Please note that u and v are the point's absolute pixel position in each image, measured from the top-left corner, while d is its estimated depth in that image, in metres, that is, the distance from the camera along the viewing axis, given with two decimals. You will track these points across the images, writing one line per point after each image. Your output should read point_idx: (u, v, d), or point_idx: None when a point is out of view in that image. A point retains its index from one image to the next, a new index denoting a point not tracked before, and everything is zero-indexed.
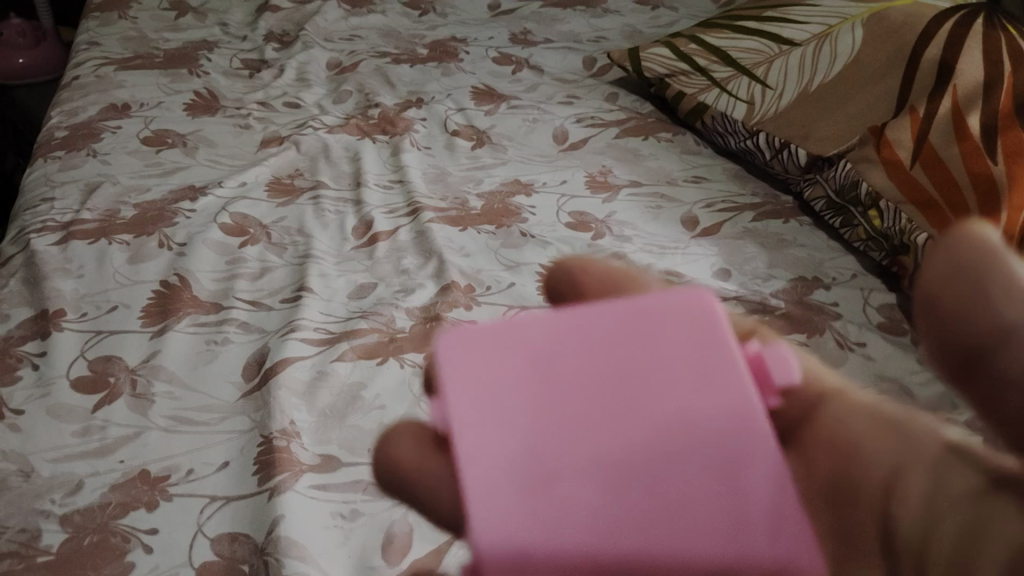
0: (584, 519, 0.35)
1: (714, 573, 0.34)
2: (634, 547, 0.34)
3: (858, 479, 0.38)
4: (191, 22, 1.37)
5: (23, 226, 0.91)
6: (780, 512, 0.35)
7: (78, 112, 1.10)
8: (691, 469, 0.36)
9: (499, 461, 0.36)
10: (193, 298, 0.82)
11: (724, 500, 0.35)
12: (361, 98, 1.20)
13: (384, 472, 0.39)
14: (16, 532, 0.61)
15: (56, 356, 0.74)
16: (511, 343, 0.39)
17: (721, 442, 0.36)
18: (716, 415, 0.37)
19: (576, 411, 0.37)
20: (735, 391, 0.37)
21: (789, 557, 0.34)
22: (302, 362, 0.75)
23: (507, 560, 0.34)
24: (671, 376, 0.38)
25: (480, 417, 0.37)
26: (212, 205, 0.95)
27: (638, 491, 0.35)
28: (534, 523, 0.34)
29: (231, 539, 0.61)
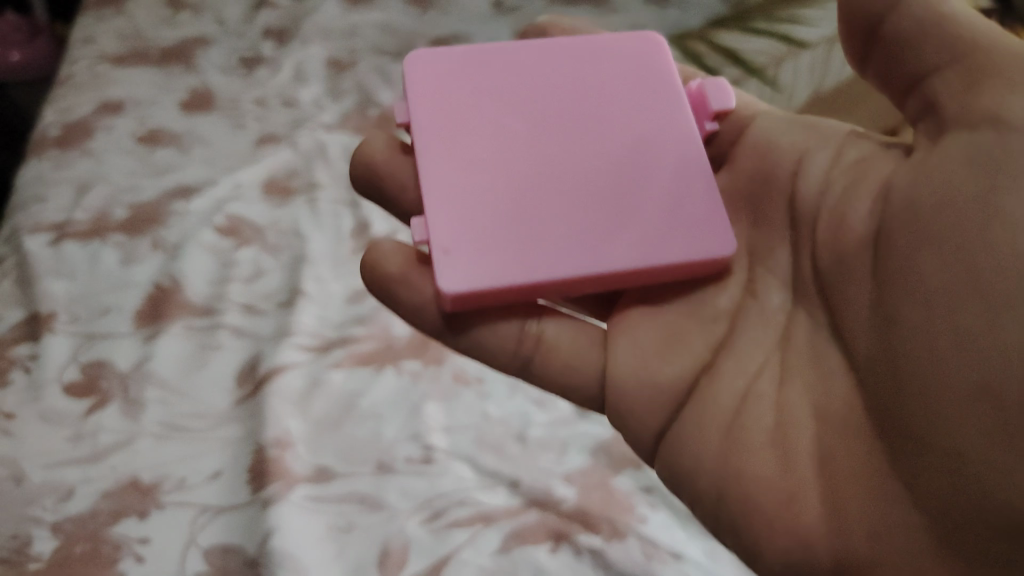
0: (511, 168, 0.55)
1: (617, 196, 0.54)
2: (557, 182, 0.55)
3: (774, 170, 0.57)
4: (184, 13, 1.30)
5: (16, 227, 0.89)
6: (684, 166, 0.56)
7: (72, 110, 1.09)
8: (596, 142, 0.56)
9: (450, 125, 0.57)
10: (184, 302, 0.79)
11: (624, 160, 0.56)
12: (361, 96, 1.17)
13: (362, 167, 0.65)
14: (8, 538, 0.63)
15: (48, 359, 0.74)
16: (475, 62, 0.59)
17: (628, 136, 0.57)
18: (631, 131, 0.57)
19: (519, 107, 0.57)
20: (654, 106, 0.58)
21: (668, 209, 0.54)
22: (296, 369, 0.73)
23: (449, 188, 0.54)
24: (606, 95, 0.58)
25: (442, 119, 0.57)
26: (207, 206, 0.90)
27: (558, 153, 0.56)
28: (473, 169, 0.55)
29: (224, 550, 0.62)
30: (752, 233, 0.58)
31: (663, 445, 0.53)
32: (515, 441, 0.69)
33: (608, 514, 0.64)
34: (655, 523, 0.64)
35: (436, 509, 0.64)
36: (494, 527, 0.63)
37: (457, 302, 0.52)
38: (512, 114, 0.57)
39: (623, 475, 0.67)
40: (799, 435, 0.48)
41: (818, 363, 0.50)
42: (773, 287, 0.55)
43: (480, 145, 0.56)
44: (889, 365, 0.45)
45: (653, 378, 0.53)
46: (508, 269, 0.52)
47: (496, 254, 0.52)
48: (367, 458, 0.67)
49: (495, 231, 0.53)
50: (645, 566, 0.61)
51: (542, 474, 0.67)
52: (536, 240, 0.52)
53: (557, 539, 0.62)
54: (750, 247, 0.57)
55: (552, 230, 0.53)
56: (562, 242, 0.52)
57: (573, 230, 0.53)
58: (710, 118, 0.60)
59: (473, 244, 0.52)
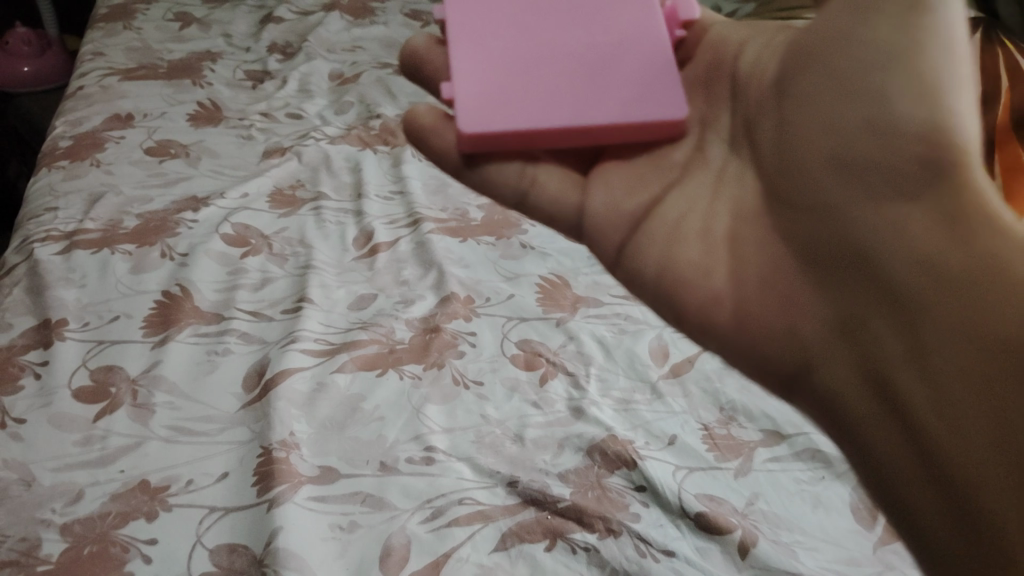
0: (518, 51, 0.62)
1: (603, 69, 0.60)
2: (554, 60, 0.61)
3: (723, 60, 0.61)
4: (194, 32, 1.38)
5: (26, 235, 0.91)
6: (656, 59, 0.61)
7: (82, 122, 1.11)
8: (586, 36, 0.62)
9: (476, 19, 0.64)
10: (194, 308, 0.82)
11: (609, 48, 0.62)
12: (363, 109, 1.21)
13: (409, 64, 0.68)
14: (17, 541, 0.60)
15: (58, 365, 0.74)
16: None
17: (611, 31, 0.63)
18: (615, 28, 0.63)
19: (529, 8, 0.65)
20: (636, 11, 0.64)
21: (645, 83, 0.59)
22: (302, 373, 0.75)
23: (471, 63, 0.61)
24: (595, 0, 0.65)
25: (467, 14, 0.65)
26: (214, 216, 0.96)
27: (556, 43, 0.62)
28: (491, 50, 0.62)
29: (230, 551, 0.61)
30: (701, 104, 0.61)
31: (623, 256, 0.59)
32: (512, 441, 0.72)
33: (602, 512, 0.66)
34: (646, 521, 0.66)
35: (437, 509, 0.65)
36: (493, 525, 0.65)
37: (473, 141, 0.59)
38: (513, 10, 0.65)
39: (615, 472, 0.70)
40: (729, 237, 0.55)
41: (735, 181, 0.57)
42: (716, 142, 0.59)
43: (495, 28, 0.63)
44: (783, 158, 0.52)
45: (619, 207, 0.59)
46: (509, 117, 0.59)
47: (504, 108, 0.59)
48: (370, 460, 0.69)
49: (502, 91, 0.59)
50: (638, 562, 0.63)
51: (538, 472, 0.70)
52: (533, 98, 0.60)
53: (554, 537, 0.64)
54: (702, 117, 0.61)
55: (548, 90, 0.60)
56: (557, 100, 0.59)
57: (565, 92, 0.60)
58: (679, 27, 0.64)
59: (482, 98, 0.59)
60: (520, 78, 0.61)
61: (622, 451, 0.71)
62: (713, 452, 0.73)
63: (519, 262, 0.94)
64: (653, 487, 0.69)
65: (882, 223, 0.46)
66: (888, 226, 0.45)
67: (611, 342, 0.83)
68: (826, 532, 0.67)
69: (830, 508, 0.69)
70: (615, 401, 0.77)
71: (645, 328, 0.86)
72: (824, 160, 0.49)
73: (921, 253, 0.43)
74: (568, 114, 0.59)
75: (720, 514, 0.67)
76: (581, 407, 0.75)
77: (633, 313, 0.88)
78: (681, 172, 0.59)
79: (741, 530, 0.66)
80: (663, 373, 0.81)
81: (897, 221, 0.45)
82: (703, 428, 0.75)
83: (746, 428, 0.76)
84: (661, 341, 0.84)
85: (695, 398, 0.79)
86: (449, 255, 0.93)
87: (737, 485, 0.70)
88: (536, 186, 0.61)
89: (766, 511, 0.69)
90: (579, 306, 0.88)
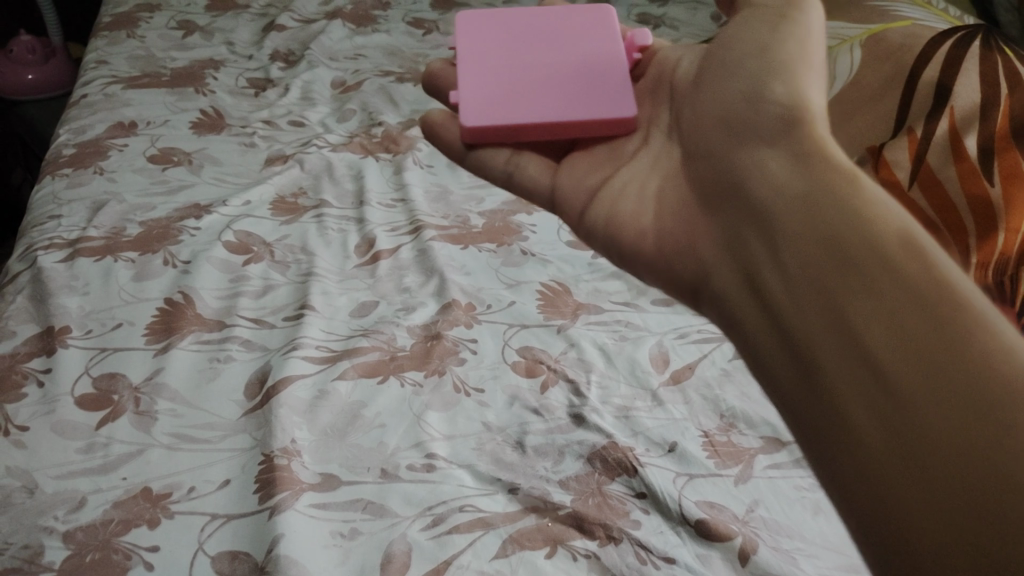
0: (511, 74, 0.72)
1: (581, 93, 0.69)
2: (539, 83, 0.71)
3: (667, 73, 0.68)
4: (198, 41, 1.39)
5: (30, 243, 0.92)
6: (622, 79, 0.70)
7: (86, 130, 1.12)
8: (565, 66, 0.72)
9: (479, 49, 0.75)
10: (196, 316, 0.83)
11: (584, 75, 0.71)
12: (365, 117, 1.22)
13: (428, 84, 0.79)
14: (19, 549, 0.61)
15: (61, 373, 0.75)
16: (498, 16, 0.79)
17: (587, 61, 0.72)
18: (589, 58, 0.73)
19: (522, 43, 0.75)
20: (608, 46, 0.74)
21: (612, 98, 0.68)
22: (303, 380, 0.76)
23: (474, 81, 0.71)
24: (575, 39, 0.75)
25: (472, 43, 0.76)
26: (217, 224, 0.96)
27: (542, 70, 0.72)
28: (488, 72, 0.72)
29: (231, 558, 0.61)
30: (648, 110, 0.68)
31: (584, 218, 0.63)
32: (513, 448, 0.72)
33: (603, 520, 0.67)
34: (646, 528, 0.66)
35: (438, 516, 0.65)
36: (493, 532, 0.65)
37: (473, 134, 0.68)
38: (509, 40, 0.76)
39: (616, 479, 0.70)
40: (653, 195, 0.59)
41: (660, 158, 0.62)
42: (658, 133, 0.65)
43: (494, 58, 0.74)
44: (695, 131, 0.59)
45: (581, 183, 0.65)
46: (499, 114, 0.68)
47: (498, 108, 0.69)
48: (371, 467, 0.69)
49: (496, 101, 0.69)
50: (639, 569, 0.63)
51: (538, 479, 0.70)
52: (521, 100, 0.69)
53: (554, 545, 0.64)
54: (648, 118, 0.67)
55: (533, 96, 0.69)
56: (542, 104, 0.69)
57: (548, 98, 0.69)
58: (636, 51, 0.72)
59: (480, 99, 0.69)
60: (510, 86, 0.71)
61: (623, 458, 0.72)
62: (713, 459, 0.73)
63: (520, 269, 0.94)
64: (653, 494, 0.69)
65: (757, 165, 0.50)
66: (756, 166, 0.50)
67: (612, 349, 0.84)
68: (826, 539, 0.67)
69: (832, 516, 0.69)
70: (616, 408, 0.78)
71: (646, 335, 0.86)
72: (721, 127, 0.55)
73: (784, 176, 0.48)
74: (551, 113, 0.68)
75: (721, 522, 0.67)
76: (582, 414, 0.76)
77: (634, 319, 0.88)
78: (631, 156, 0.65)
79: (741, 537, 0.66)
80: (664, 379, 0.81)
81: (768, 156, 0.50)
82: (703, 435, 0.76)
83: (746, 434, 0.76)
84: (661, 348, 0.85)
85: (696, 405, 0.79)
86: (451, 263, 0.94)
87: (737, 492, 0.70)
88: (516, 170, 0.68)
89: (766, 518, 0.69)
90: (580, 312, 0.89)
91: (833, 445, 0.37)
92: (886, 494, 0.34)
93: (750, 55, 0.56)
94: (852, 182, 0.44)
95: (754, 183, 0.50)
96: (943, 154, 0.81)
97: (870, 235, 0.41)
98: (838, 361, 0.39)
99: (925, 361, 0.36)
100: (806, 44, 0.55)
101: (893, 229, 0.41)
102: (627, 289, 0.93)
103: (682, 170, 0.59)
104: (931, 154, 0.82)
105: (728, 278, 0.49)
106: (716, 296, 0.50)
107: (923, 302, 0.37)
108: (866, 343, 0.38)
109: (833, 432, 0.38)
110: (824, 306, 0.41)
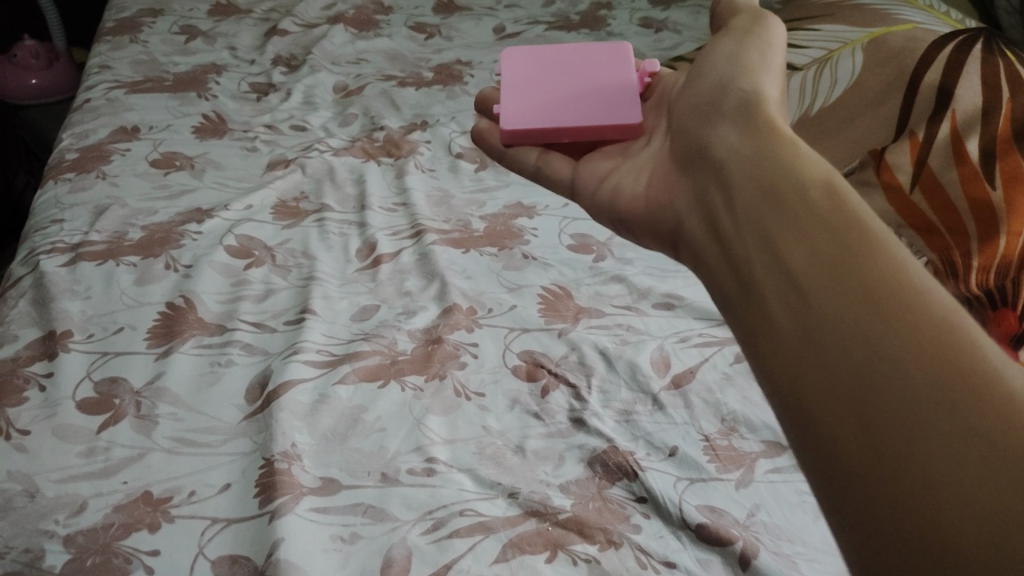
0: (537, 91, 0.75)
1: (593, 109, 0.71)
2: (558, 101, 0.74)
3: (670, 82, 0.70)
4: (200, 45, 1.39)
5: (33, 247, 0.92)
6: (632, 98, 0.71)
7: (89, 135, 1.12)
8: (585, 85, 0.75)
9: (517, 65, 0.79)
10: (198, 320, 0.83)
11: (599, 93, 0.73)
12: (367, 121, 1.23)
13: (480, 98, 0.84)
14: (20, 553, 0.61)
15: (63, 377, 0.75)
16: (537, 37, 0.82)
17: (604, 81, 0.74)
18: (607, 78, 0.75)
19: (551, 64, 0.79)
20: (626, 68, 0.75)
21: (620, 113, 0.69)
22: (304, 384, 0.76)
23: (510, 93, 0.76)
24: (598, 61, 0.77)
25: (513, 59, 0.80)
26: (219, 228, 0.96)
27: (563, 89, 0.75)
28: (518, 87, 0.76)
29: (231, 562, 0.61)
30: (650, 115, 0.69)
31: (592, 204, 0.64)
32: (513, 452, 0.72)
33: (603, 524, 0.66)
34: (646, 533, 0.66)
35: (438, 520, 0.65)
36: (493, 537, 0.65)
37: (510, 136, 0.73)
38: (541, 61, 0.79)
39: (616, 484, 0.70)
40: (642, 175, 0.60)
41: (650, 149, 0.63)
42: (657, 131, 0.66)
43: (525, 74, 0.78)
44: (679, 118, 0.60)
45: (591, 172, 0.66)
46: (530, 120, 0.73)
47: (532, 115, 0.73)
48: (372, 471, 0.69)
49: (521, 114, 0.73)
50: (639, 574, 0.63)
51: (539, 483, 0.70)
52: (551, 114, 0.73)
53: (554, 549, 0.64)
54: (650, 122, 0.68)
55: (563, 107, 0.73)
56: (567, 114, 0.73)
57: (577, 106, 0.73)
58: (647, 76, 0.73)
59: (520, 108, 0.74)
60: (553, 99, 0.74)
61: (623, 462, 0.72)
62: (714, 463, 0.73)
63: (521, 273, 0.94)
64: (654, 498, 0.69)
65: (720, 136, 0.51)
66: (718, 138, 0.51)
67: (613, 353, 0.83)
68: (827, 544, 0.67)
69: None
70: (617, 412, 0.78)
71: (647, 339, 0.86)
72: (698, 110, 0.56)
73: (736, 143, 0.49)
74: (579, 117, 0.71)
75: (721, 526, 0.67)
76: (583, 418, 0.76)
77: (635, 323, 0.88)
78: (632, 152, 0.66)
79: (742, 541, 0.65)
80: (665, 383, 0.81)
81: (725, 129, 0.51)
82: (703, 439, 0.75)
83: (747, 438, 0.76)
84: (662, 352, 0.85)
85: (697, 409, 0.79)
86: (452, 266, 0.94)
87: (738, 496, 0.70)
88: (544, 166, 0.71)
89: (767, 522, 0.68)
90: (581, 316, 0.89)
91: (768, 370, 0.38)
92: (827, 426, 0.34)
93: (725, 55, 0.58)
94: (794, 151, 0.46)
95: (713, 145, 0.51)
96: (945, 158, 0.81)
97: (802, 184, 0.43)
98: (775, 298, 0.39)
99: (838, 285, 0.37)
100: (768, 48, 0.57)
101: (820, 179, 0.43)
102: (628, 293, 0.93)
103: (666, 151, 0.60)
104: (933, 157, 0.82)
105: (688, 226, 0.50)
106: (684, 253, 0.51)
107: (839, 235, 0.39)
108: (801, 283, 0.39)
109: (771, 364, 0.38)
110: (757, 241, 0.42)
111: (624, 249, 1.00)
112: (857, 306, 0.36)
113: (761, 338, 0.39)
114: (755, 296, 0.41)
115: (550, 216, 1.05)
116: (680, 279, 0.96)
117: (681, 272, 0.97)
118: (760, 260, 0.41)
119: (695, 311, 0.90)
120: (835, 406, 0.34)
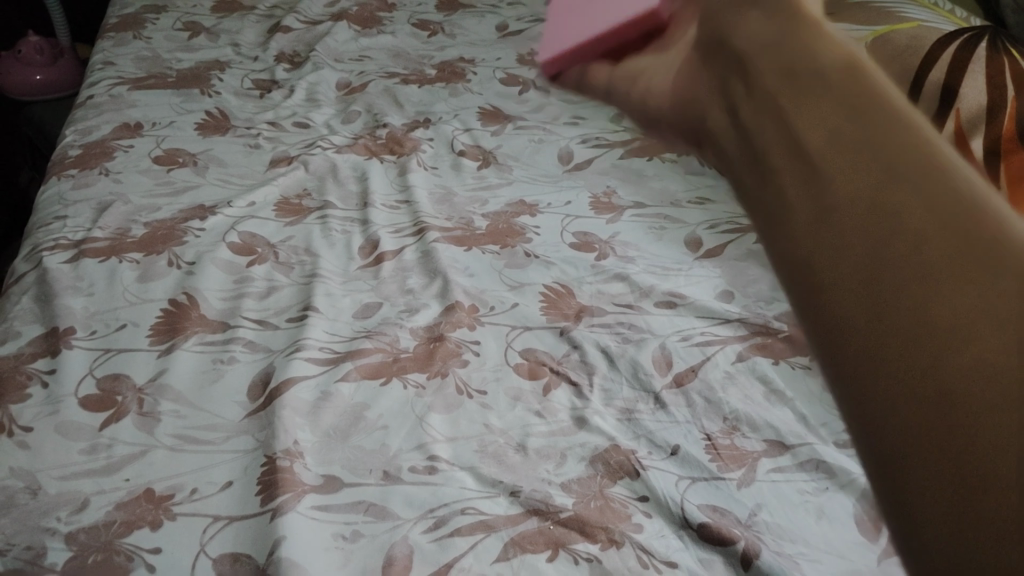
0: (575, 23, 0.75)
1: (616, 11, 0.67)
2: (589, 22, 0.72)
3: None
4: (203, 42, 1.39)
5: (36, 244, 0.92)
6: None
7: (92, 131, 1.12)
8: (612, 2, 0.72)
9: (564, 18, 0.81)
10: (200, 317, 0.83)
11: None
12: (370, 118, 1.22)
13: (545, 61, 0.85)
14: (22, 549, 0.61)
15: (65, 374, 0.75)
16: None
17: None
18: None
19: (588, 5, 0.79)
20: None
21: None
22: (307, 381, 0.76)
23: (557, 39, 0.77)
24: None
25: (560, 17, 0.82)
26: (221, 225, 0.97)
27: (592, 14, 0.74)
28: (563, 31, 0.77)
29: (232, 560, 0.61)
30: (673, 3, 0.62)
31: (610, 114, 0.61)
32: (515, 450, 0.72)
33: (605, 523, 0.66)
34: (648, 532, 0.66)
35: (440, 519, 0.65)
36: (495, 535, 0.65)
37: (552, 64, 0.73)
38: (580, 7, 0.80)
39: (618, 482, 0.70)
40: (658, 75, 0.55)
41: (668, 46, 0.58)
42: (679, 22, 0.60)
43: (568, 19, 0.78)
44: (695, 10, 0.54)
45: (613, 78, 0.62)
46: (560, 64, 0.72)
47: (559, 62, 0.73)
48: (374, 469, 0.69)
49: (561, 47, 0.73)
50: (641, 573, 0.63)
51: (541, 482, 0.70)
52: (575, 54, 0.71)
53: (556, 548, 0.64)
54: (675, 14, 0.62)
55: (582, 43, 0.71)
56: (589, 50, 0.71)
57: (608, 16, 0.70)
58: None
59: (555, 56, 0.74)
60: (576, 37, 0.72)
61: (625, 461, 0.72)
62: (716, 462, 0.73)
63: (523, 271, 0.94)
64: (656, 497, 0.69)
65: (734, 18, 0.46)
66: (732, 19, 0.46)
67: (615, 352, 0.83)
68: (829, 543, 0.67)
69: (835, 520, 0.69)
70: (619, 411, 0.77)
71: (649, 338, 0.86)
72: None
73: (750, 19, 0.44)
74: (605, 23, 0.68)
75: (723, 525, 0.67)
76: (584, 417, 0.76)
77: (637, 321, 0.88)
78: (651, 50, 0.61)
79: (743, 541, 0.65)
80: (667, 382, 0.81)
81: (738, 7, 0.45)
82: (705, 438, 0.75)
83: (749, 438, 0.76)
84: (664, 351, 0.85)
85: (699, 408, 0.78)
86: (454, 264, 0.94)
87: (740, 496, 0.70)
88: (584, 76, 0.67)
89: (769, 522, 0.68)
90: (583, 315, 0.89)
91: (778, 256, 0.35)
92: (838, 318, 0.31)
93: None
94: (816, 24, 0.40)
95: (729, 31, 0.46)
96: None
97: (819, 59, 0.38)
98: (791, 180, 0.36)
99: (859, 165, 0.33)
100: None
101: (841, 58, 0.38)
102: (630, 291, 0.92)
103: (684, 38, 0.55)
104: None
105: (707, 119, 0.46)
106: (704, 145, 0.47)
107: (859, 112, 0.35)
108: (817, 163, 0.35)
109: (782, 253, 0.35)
110: (773, 126, 0.38)
111: (626, 247, 1.00)
112: (871, 183, 0.32)
113: (774, 226, 0.36)
114: (767, 180, 0.37)
115: (552, 214, 1.05)
116: (683, 277, 0.96)
117: (683, 270, 0.97)
118: (775, 145, 0.37)
119: (697, 310, 0.90)
120: (849, 288, 0.31)
